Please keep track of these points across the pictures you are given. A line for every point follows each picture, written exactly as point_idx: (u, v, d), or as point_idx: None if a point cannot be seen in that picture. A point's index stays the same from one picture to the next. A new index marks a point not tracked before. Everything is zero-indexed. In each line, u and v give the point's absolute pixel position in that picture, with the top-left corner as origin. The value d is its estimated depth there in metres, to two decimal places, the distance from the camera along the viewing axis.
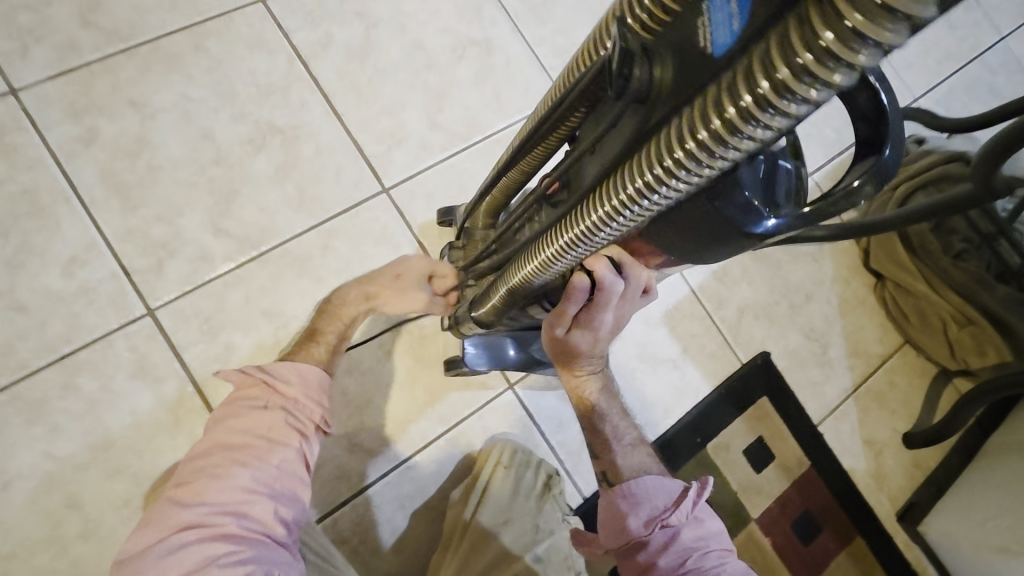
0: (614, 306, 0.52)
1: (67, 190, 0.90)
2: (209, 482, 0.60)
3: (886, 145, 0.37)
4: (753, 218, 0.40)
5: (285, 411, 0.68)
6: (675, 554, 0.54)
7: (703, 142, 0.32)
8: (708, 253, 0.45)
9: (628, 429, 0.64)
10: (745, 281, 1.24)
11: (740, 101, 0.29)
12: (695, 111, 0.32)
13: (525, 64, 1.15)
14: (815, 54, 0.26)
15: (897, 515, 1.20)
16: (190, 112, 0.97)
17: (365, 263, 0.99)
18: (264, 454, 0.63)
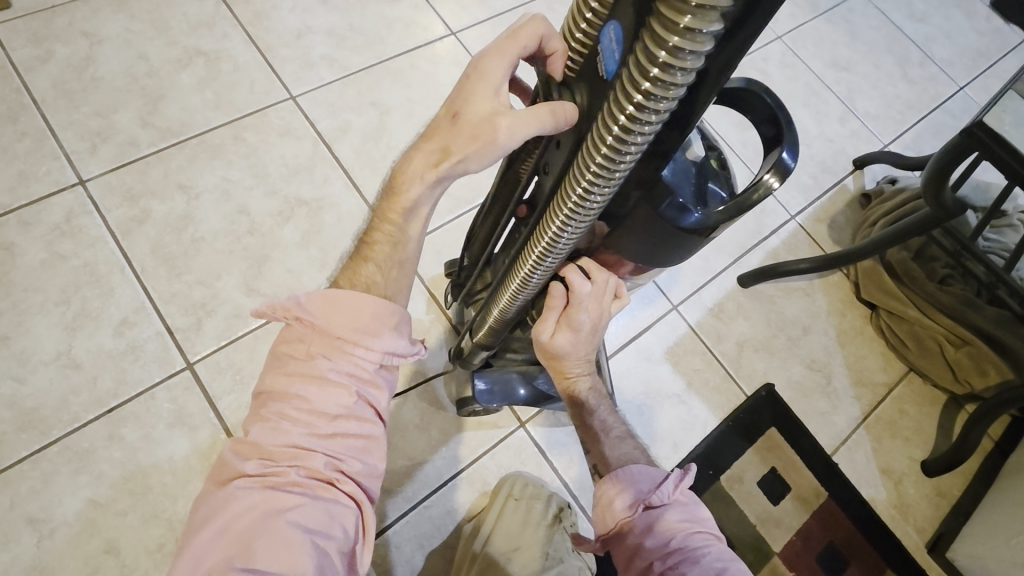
0: (588, 303, 0.62)
1: (122, 261, 1.03)
2: (278, 415, 0.52)
3: (783, 150, 0.49)
4: (683, 215, 0.51)
5: (374, 323, 0.55)
6: (660, 535, 0.56)
7: (612, 146, 0.43)
8: (658, 250, 0.56)
9: (616, 425, 0.71)
10: (741, 317, 1.30)
11: (625, 109, 0.41)
12: (600, 123, 0.44)
13: None
14: (659, 67, 0.37)
15: (928, 547, 1.17)
16: (229, 191, 1.12)
17: None
18: (334, 385, 0.53)
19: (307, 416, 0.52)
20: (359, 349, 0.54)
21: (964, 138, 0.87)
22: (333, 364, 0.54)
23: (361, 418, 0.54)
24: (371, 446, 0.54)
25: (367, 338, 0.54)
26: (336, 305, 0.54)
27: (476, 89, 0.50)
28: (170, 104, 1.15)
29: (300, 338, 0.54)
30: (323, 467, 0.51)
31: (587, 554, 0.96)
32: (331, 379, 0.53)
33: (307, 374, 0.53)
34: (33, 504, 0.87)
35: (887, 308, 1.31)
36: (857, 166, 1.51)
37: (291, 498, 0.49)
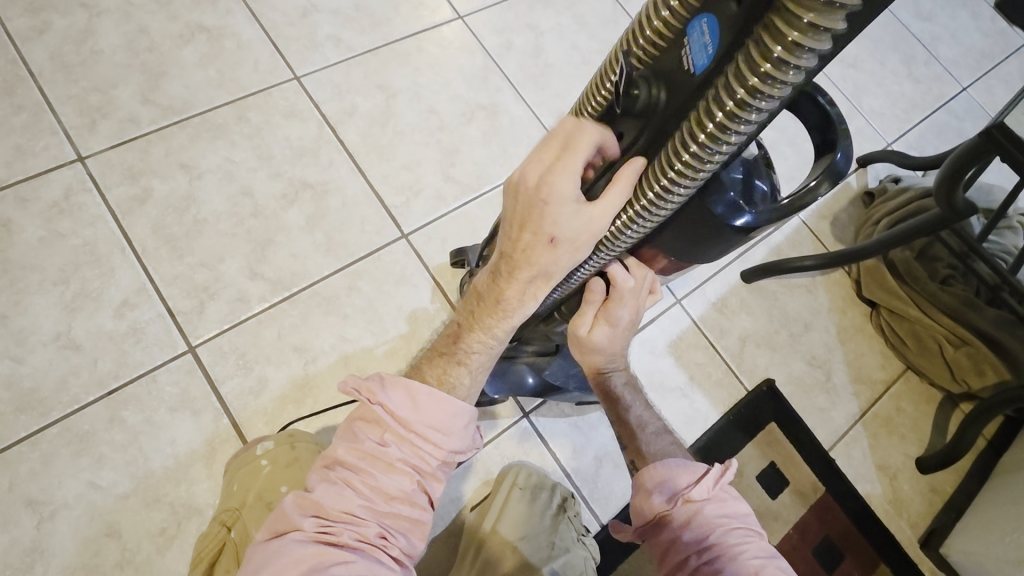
0: (627, 299, 0.62)
1: (122, 241, 1.01)
2: (340, 481, 0.54)
3: (837, 150, 0.49)
4: (734, 213, 0.51)
5: (449, 420, 0.59)
6: (696, 529, 0.56)
7: (703, 142, 0.43)
8: (702, 248, 0.56)
9: (652, 419, 0.70)
10: (744, 312, 1.30)
11: (727, 105, 0.41)
12: (693, 120, 0.43)
13: (529, 124, 1.29)
14: (772, 63, 0.37)
15: (920, 543, 1.19)
16: (233, 173, 1.09)
17: (387, 302, 1.07)
18: (401, 467, 0.56)
19: (367, 486, 0.54)
20: (434, 441, 0.58)
21: (981, 140, 0.86)
22: (405, 447, 0.57)
23: (416, 503, 0.56)
24: (418, 527, 0.56)
25: (439, 435, 0.58)
26: (417, 399, 0.58)
27: (558, 212, 0.49)
28: (172, 80, 1.12)
29: (377, 423, 0.57)
30: (374, 536, 0.52)
31: (591, 544, 0.97)
32: (401, 465, 0.56)
33: (380, 452, 0.56)
34: (32, 486, 0.86)
35: (888, 306, 1.32)
36: (862, 164, 1.51)
37: (340, 557, 0.50)
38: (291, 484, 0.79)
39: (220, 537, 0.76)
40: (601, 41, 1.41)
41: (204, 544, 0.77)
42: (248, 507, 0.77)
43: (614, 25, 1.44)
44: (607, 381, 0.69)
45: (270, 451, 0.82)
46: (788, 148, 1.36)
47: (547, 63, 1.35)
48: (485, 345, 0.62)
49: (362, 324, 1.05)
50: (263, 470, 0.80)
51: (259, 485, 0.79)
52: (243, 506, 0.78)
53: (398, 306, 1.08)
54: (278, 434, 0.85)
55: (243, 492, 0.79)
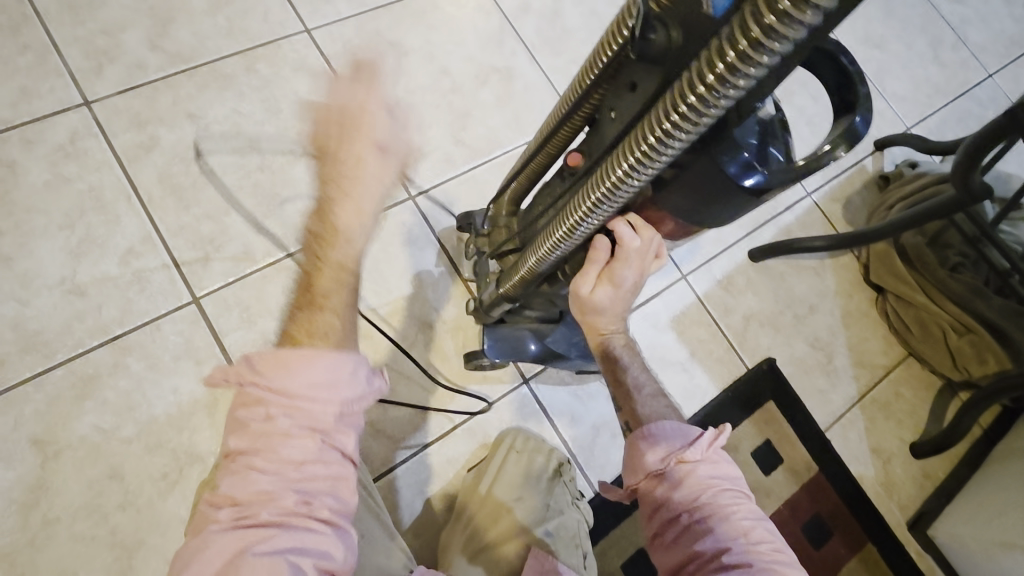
0: (632, 258, 0.60)
1: (128, 189, 1.00)
2: (241, 466, 0.52)
3: (857, 113, 0.48)
4: (746, 173, 0.50)
5: (332, 373, 0.54)
6: (689, 489, 0.56)
7: (709, 86, 0.41)
8: (711, 209, 0.54)
9: (648, 383, 0.68)
10: (750, 291, 1.30)
11: (738, 46, 0.38)
12: (701, 61, 0.41)
13: (542, 90, 1.26)
14: (790, 1, 0.35)
15: (908, 525, 1.21)
16: (240, 125, 1.08)
17: (392, 263, 1.07)
18: (295, 435, 0.52)
19: (267, 464, 0.51)
20: (322, 392, 0.54)
21: (1003, 120, 0.85)
22: (292, 417, 0.53)
23: (328, 461, 0.53)
24: (342, 482, 0.54)
25: (325, 390, 0.54)
26: (286, 361, 0.53)
27: None
28: (180, 27, 1.10)
29: (257, 402, 0.53)
30: (292, 504, 0.51)
31: (585, 508, 0.97)
32: (294, 433, 0.52)
33: (267, 428, 0.52)
34: (36, 426, 0.87)
35: (895, 292, 1.32)
36: (880, 147, 1.48)
37: (262, 535, 0.49)
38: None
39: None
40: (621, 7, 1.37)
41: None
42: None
43: None
44: (606, 344, 0.67)
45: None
46: (805, 127, 1.34)
47: (564, 28, 1.31)
48: None
49: (366, 284, 1.05)
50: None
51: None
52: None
53: (403, 268, 1.07)
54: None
55: None
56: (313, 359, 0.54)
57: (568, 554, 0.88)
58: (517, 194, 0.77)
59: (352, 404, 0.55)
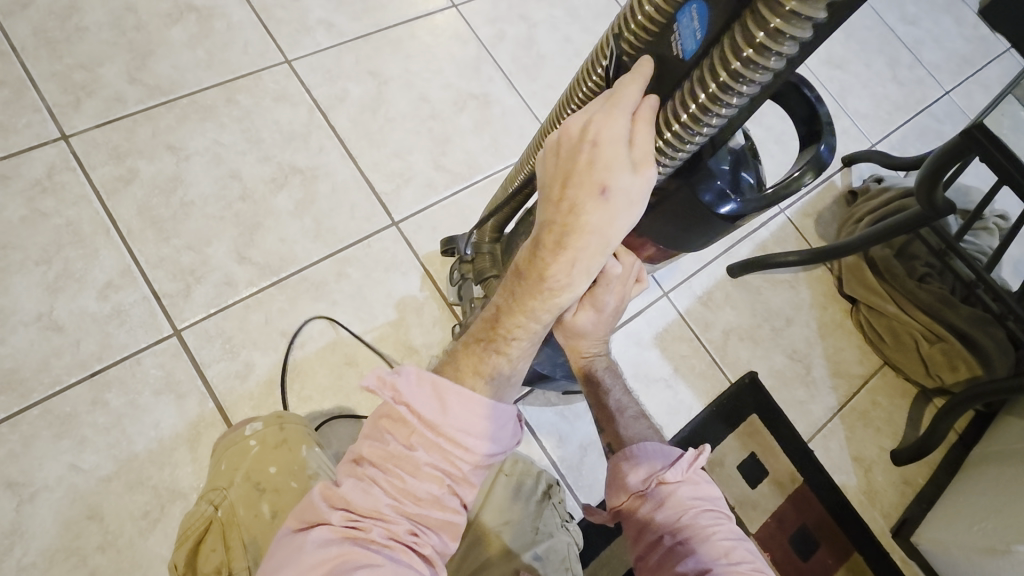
0: (614, 284, 0.60)
1: (107, 222, 0.99)
2: (364, 483, 0.53)
3: (823, 142, 0.51)
4: (720, 201, 0.53)
5: (479, 424, 0.56)
6: (670, 510, 0.57)
7: (684, 123, 0.45)
8: (688, 235, 0.58)
9: (630, 404, 0.69)
10: (729, 306, 1.32)
11: (708, 89, 0.42)
12: (676, 101, 0.46)
13: (520, 114, 1.29)
14: (755, 49, 0.39)
15: (892, 532, 1.23)
16: (221, 155, 1.08)
17: (376, 289, 1.07)
18: (428, 471, 0.54)
19: (393, 488, 0.53)
20: (465, 439, 0.55)
21: (962, 139, 0.89)
22: (429, 452, 0.54)
23: (445, 507, 0.54)
24: (448, 529, 0.54)
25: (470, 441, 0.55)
26: (445, 399, 0.55)
27: (610, 158, 0.46)
28: (159, 60, 1.10)
29: (405, 421, 0.55)
30: (403, 533, 0.52)
31: (574, 532, 0.92)
32: (422, 470, 0.54)
33: (404, 452, 0.54)
34: (12, 467, 0.85)
35: (868, 303, 1.35)
36: (846, 164, 1.54)
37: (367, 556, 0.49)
38: (279, 465, 0.78)
39: (206, 515, 0.74)
40: (594, 34, 1.41)
41: (190, 520, 0.75)
42: (236, 487, 0.75)
43: (606, 19, 1.44)
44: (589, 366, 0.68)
45: (260, 432, 0.80)
46: (774, 146, 1.38)
47: (540, 54, 1.35)
48: (529, 330, 0.58)
49: (350, 311, 1.05)
50: (252, 450, 0.78)
51: (247, 464, 0.77)
52: (232, 486, 0.76)
53: (387, 293, 1.08)
54: (267, 416, 0.82)
55: (231, 471, 0.77)
56: (466, 406, 0.56)
57: None
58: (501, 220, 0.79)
59: (477, 469, 0.57)
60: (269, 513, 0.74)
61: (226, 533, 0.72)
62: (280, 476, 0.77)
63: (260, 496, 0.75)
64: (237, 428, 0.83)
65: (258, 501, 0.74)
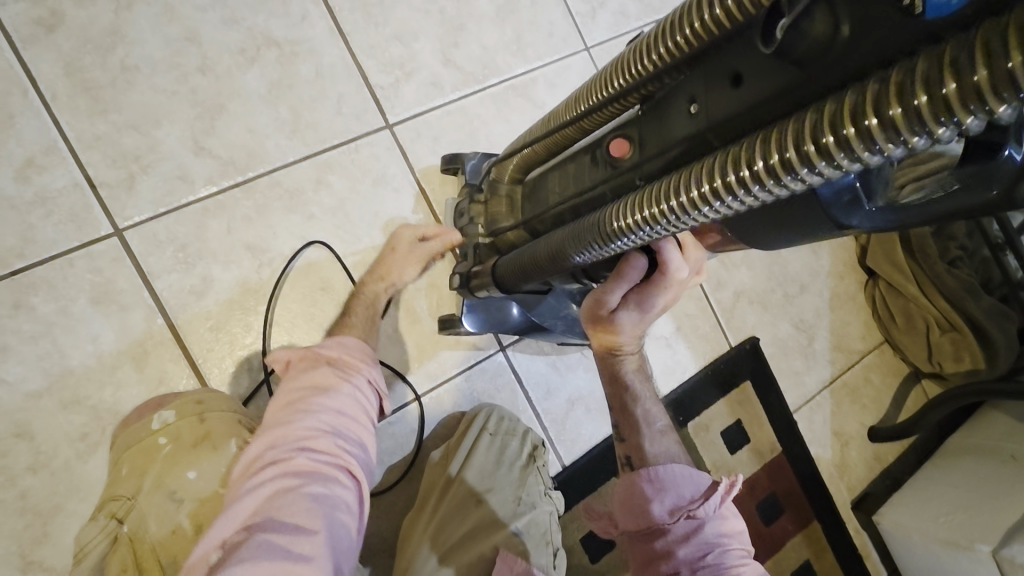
0: (672, 286, 0.50)
1: (24, 80, 0.78)
2: (277, 421, 0.63)
3: (1009, 146, 0.34)
4: (848, 209, 0.38)
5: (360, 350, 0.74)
6: (695, 547, 0.50)
7: (887, 124, 0.27)
8: (782, 236, 0.43)
9: (659, 414, 0.58)
10: (745, 266, 1.22)
11: (961, 83, 0.25)
12: (885, 87, 0.27)
13: (551, 5, 1.05)
14: None
15: (853, 504, 1.26)
16: (174, 8, 0.85)
17: (361, 204, 0.91)
18: (337, 392, 0.67)
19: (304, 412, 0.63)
20: (354, 361, 0.72)
21: None
22: (324, 388, 0.67)
23: (356, 414, 0.67)
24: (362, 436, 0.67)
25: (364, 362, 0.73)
26: (334, 342, 0.73)
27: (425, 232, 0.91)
28: None
29: (309, 362, 0.70)
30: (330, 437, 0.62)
31: (558, 499, 0.86)
32: (320, 400, 0.65)
33: (307, 386, 0.66)
34: None
35: (888, 279, 1.27)
36: None
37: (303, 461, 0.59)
38: (200, 470, 0.66)
39: (110, 530, 0.63)
40: None
41: (88, 533, 0.64)
42: (145, 493, 0.64)
43: None
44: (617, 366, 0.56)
45: (171, 426, 0.68)
46: None
47: None
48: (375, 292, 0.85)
49: (330, 228, 0.90)
50: (163, 450, 0.67)
51: (157, 467, 0.66)
52: (140, 493, 0.64)
53: (373, 210, 0.92)
54: (180, 403, 0.70)
55: (138, 477, 0.65)
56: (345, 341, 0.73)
57: (539, 556, 0.77)
58: (529, 161, 0.63)
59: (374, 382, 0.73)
60: (190, 525, 0.64)
61: (136, 554, 0.62)
62: (203, 481, 0.66)
63: (178, 507, 0.64)
64: (142, 418, 0.71)
65: (178, 513, 0.64)
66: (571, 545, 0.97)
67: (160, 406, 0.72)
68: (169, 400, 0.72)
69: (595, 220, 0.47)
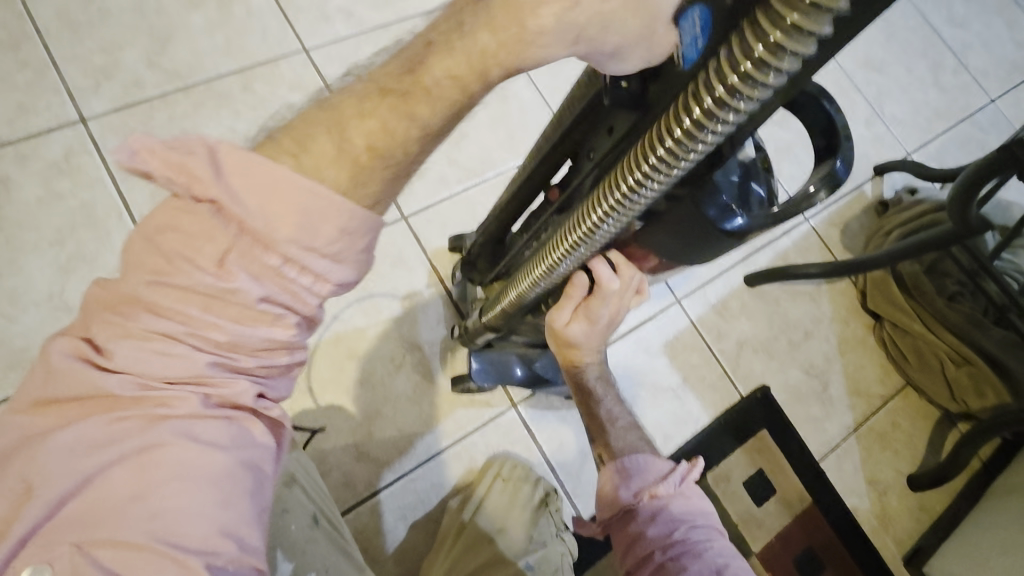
0: (611, 298, 0.60)
1: (121, 206, 1.01)
2: (150, 347, 0.36)
3: (837, 157, 0.48)
4: (728, 216, 0.50)
5: (327, 235, 0.38)
6: (662, 525, 0.54)
7: (678, 139, 0.41)
8: (695, 252, 0.54)
9: (623, 414, 0.67)
10: (744, 316, 1.28)
11: (703, 105, 0.39)
12: (669, 116, 0.42)
13: (537, 110, 1.26)
14: (753, 63, 0.35)
15: (905, 559, 1.18)
16: (235, 142, 1.08)
17: (381, 283, 1.06)
18: (265, 342, 0.39)
19: (197, 336, 0.37)
20: (305, 266, 0.38)
21: (1000, 154, 0.84)
22: (243, 314, 0.37)
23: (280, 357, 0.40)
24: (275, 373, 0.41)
25: (320, 263, 0.38)
26: (284, 192, 0.37)
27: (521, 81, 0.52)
28: (179, 46, 1.10)
29: (211, 230, 0.36)
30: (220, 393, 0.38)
31: (570, 540, 0.90)
32: (228, 327, 0.37)
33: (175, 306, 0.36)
34: None
35: (892, 319, 1.30)
36: (879, 173, 1.47)
37: (179, 458, 0.36)
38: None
39: None
40: None
41: None
42: None
43: None
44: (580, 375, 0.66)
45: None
46: (804, 153, 1.34)
47: None
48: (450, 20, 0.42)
49: (355, 304, 1.04)
50: None
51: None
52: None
53: (392, 287, 1.07)
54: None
55: None
56: (276, 229, 0.37)
57: None
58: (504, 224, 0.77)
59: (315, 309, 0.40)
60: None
61: None
62: None
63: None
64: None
65: None
66: None
67: None
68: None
69: (541, 254, 0.61)
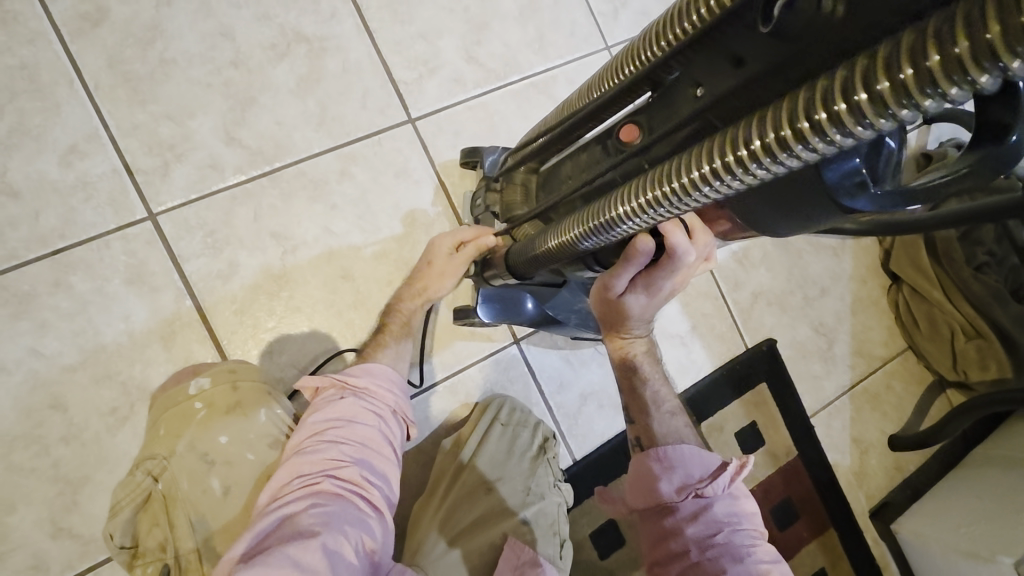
0: (680, 270, 0.53)
1: (70, 71, 0.83)
2: (309, 439, 0.66)
3: (1015, 132, 0.35)
4: (853, 193, 0.39)
5: (391, 376, 0.76)
6: (704, 526, 0.53)
7: (841, 114, 0.29)
8: (791, 223, 0.44)
9: (668, 396, 0.64)
10: (764, 267, 1.21)
11: (904, 74, 0.27)
12: (844, 77, 0.29)
13: (574, 5, 1.07)
14: (1004, 34, 0.24)
15: (872, 513, 1.23)
16: (211, 4, 0.89)
17: (382, 197, 0.94)
18: (364, 414, 0.70)
19: (333, 431, 0.67)
20: (381, 391, 0.74)
21: None
22: (357, 425, 0.69)
23: (377, 444, 0.69)
24: (379, 460, 0.68)
25: (388, 390, 0.74)
26: (365, 368, 0.75)
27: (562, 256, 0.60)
28: None
29: (336, 389, 0.72)
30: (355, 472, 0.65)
31: (566, 491, 0.90)
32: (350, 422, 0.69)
33: (333, 416, 0.69)
34: None
35: (912, 284, 1.24)
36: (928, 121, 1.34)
37: (328, 484, 0.62)
38: (231, 435, 0.71)
39: (145, 486, 0.69)
40: None
41: (126, 488, 0.70)
42: (179, 456, 0.69)
43: None
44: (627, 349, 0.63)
45: (206, 392, 0.72)
46: None
47: None
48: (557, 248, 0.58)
49: (352, 218, 0.92)
50: (198, 415, 0.71)
51: (190, 432, 0.70)
52: (173, 455, 0.69)
53: (393, 203, 0.94)
54: (216, 371, 0.75)
55: (172, 438, 0.70)
56: (365, 375, 0.74)
57: (546, 545, 0.82)
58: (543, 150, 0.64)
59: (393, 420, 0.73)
60: (220, 489, 0.69)
61: (168, 511, 0.68)
62: (233, 447, 0.71)
63: (208, 469, 0.69)
64: (178, 384, 0.75)
65: (206, 476, 0.69)
66: (580, 542, 0.98)
67: (195, 372, 0.76)
68: (202, 369, 0.76)
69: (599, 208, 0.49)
